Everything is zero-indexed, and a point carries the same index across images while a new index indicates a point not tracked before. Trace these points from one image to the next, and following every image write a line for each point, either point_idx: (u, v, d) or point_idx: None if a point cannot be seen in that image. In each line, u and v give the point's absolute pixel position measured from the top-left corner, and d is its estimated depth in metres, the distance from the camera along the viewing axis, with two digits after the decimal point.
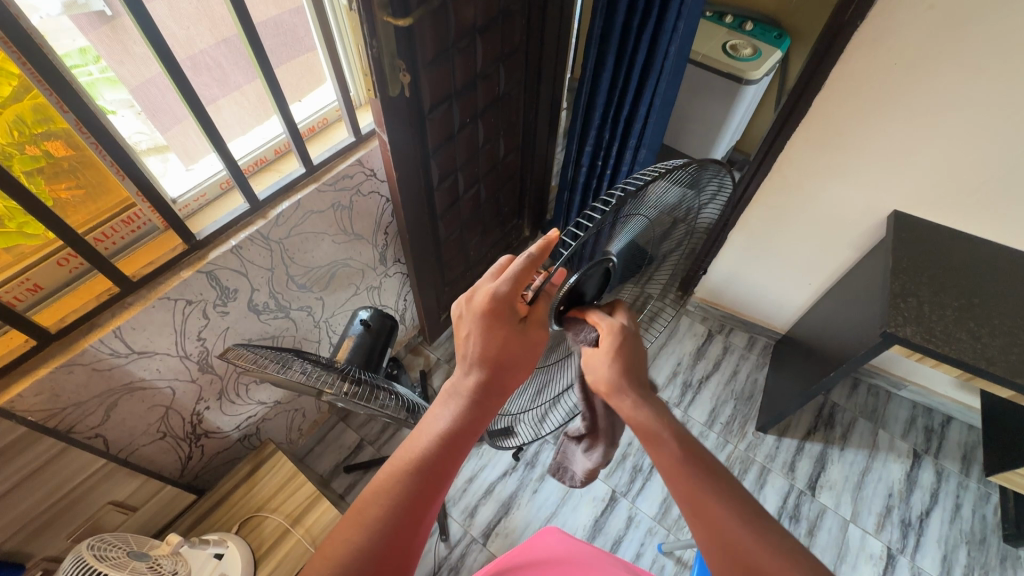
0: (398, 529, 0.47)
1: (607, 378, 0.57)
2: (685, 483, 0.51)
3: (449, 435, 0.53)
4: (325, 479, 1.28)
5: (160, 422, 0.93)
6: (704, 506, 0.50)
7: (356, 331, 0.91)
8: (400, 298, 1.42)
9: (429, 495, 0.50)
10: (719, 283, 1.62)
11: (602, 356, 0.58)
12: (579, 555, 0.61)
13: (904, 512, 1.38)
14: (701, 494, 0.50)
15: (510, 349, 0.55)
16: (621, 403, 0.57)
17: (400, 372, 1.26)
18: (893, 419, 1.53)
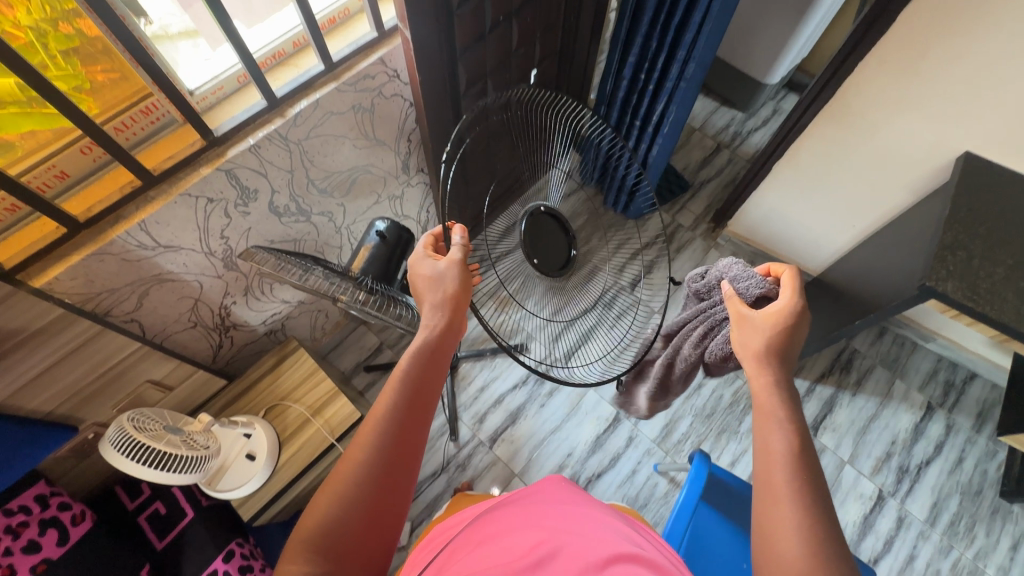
0: (396, 448, 0.51)
1: (757, 347, 0.63)
2: (770, 466, 0.52)
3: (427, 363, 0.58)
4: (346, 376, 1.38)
5: (191, 313, 0.98)
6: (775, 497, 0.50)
7: (372, 242, 0.88)
8: (422, 209, 1.41)
9: (418, 415, 0.54)
10: (754, 219, 1.54)
11: (762, 331, 0.64)
12: (585, 502, 0.62)
13: (903, 459, 1.40)
14: (779, 485, 0.50)
15: (443, 281, 0.63)
16: (759, 370, 0.62)
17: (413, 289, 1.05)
18: (913, 370, 1.51)
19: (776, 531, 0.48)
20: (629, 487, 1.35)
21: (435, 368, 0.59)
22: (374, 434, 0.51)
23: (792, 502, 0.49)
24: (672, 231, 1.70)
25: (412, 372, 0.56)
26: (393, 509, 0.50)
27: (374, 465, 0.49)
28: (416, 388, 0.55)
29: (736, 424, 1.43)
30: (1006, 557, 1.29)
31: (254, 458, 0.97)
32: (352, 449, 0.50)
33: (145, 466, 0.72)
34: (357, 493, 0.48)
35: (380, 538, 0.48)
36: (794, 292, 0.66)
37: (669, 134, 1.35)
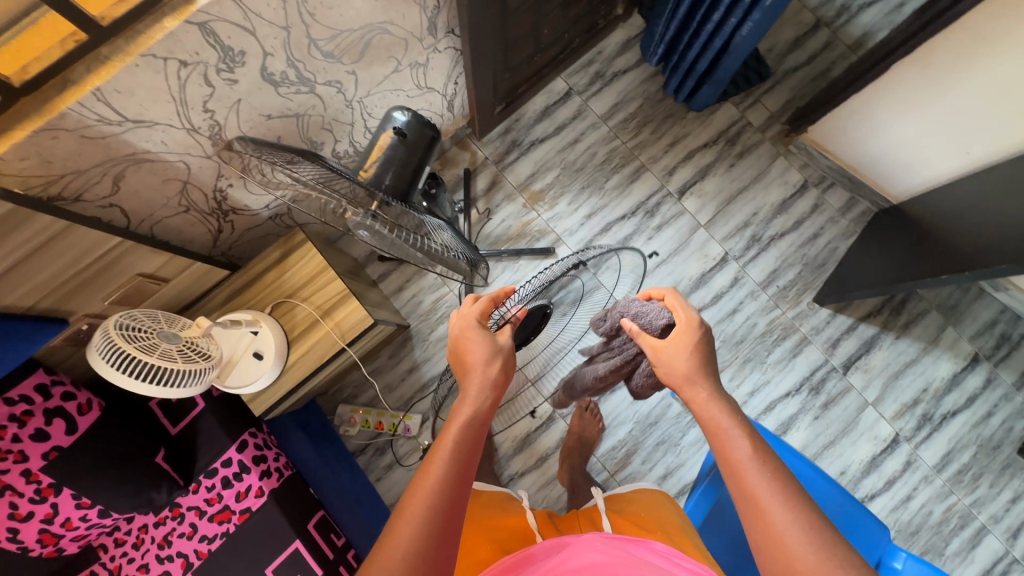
0: (441, 524, 0.51)
1: (684, 369, 0.62)
2: (745, 479, 0.54)
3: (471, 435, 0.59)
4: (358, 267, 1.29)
5: (181, 197, 0.86)
6: (766, 512, 0.52)
7: (388, 140, 0.71)
8: (449, 79, 1.17)
9: (462, 491, 0.54)
10: (846, 130, 1.28)
11: (685, 350, 0.63)
12: (621, 557, 0.66)
13: (929, 408, 1.35)
14: (766, 498, 0.52)
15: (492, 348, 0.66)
16: (696, 390, 0.62)
17: (442, 190, 0.99)
18: (970, 319, 1.39)
19: (780, 543, 0.50)
20: (642, 405, 1.34)
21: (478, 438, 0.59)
22: (418, 510, 0.51)
23: (783, 509, 0.51)
24: (737, 130, 1.45)
25: (457, 445, 0.57)
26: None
27: (424, 537, 0.50)
28: (459, 460, 0.56)
29: (764, 354, 1.36)
30: (1001, 508, 1.31)
31: (262, 357, 0.92)
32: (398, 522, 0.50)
33: (136, 381, 0.68)
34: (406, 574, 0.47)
35: None
36: (686, 308, 0.66)
37: (770, 8, 1.05)
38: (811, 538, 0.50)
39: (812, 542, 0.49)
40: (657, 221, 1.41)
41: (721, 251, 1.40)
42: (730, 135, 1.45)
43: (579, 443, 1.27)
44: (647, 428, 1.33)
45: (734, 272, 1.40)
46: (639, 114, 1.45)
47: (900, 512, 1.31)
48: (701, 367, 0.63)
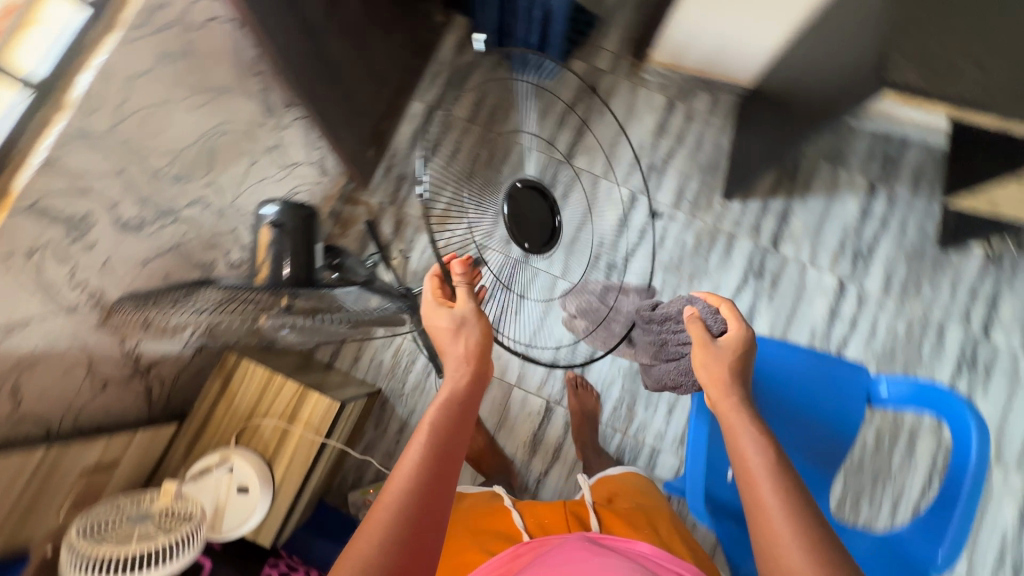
0: (422, 498, 0.56)
1: (719, 375, 0.71)
2: (752, 475, 0.60)
3: (452, 417, 0.64)
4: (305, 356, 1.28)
5: (92, 377, 0.81)
6: (763, 509, 0.57)
7: (270, 236, 0.68)
8: (311, 147, 1.17)
9: (444, 469, 0.59)
10: (680, 42, 1.38)
11: (721, 359, 0.72)
12: (588, 552, 0.72)
13: (856, 244, 1.47)
14: (765, 494, 0.58)
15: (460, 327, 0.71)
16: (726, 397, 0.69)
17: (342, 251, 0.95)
18: (853, 155, 1.52)
19: (781, 551, 0.54)
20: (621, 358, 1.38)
21: (460, 423, 0.65)
22: (396, 490, 0.56)
23: (786, 520, 0.55)
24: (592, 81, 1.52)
25: (434, 428, 0.62)
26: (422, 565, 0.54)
27: (403, 512, 0.54)
28: (439, 441, 0.61)
29: (704, 263, 1.44)
30: (948, 299, 1.45)
31: (247, 490, 0.89)
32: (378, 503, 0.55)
33: None
34: (386, 548, 0.52)
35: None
36: (738, 320, 0.75)
37: None
38: (802, 534, 0.54)
39: (808, 551, 0.53)
40: None
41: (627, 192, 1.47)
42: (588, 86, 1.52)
43: (583, 419, 1.30)
44: (636, 377, 1.37)
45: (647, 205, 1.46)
46: None
47: (873, 343, 1.43)
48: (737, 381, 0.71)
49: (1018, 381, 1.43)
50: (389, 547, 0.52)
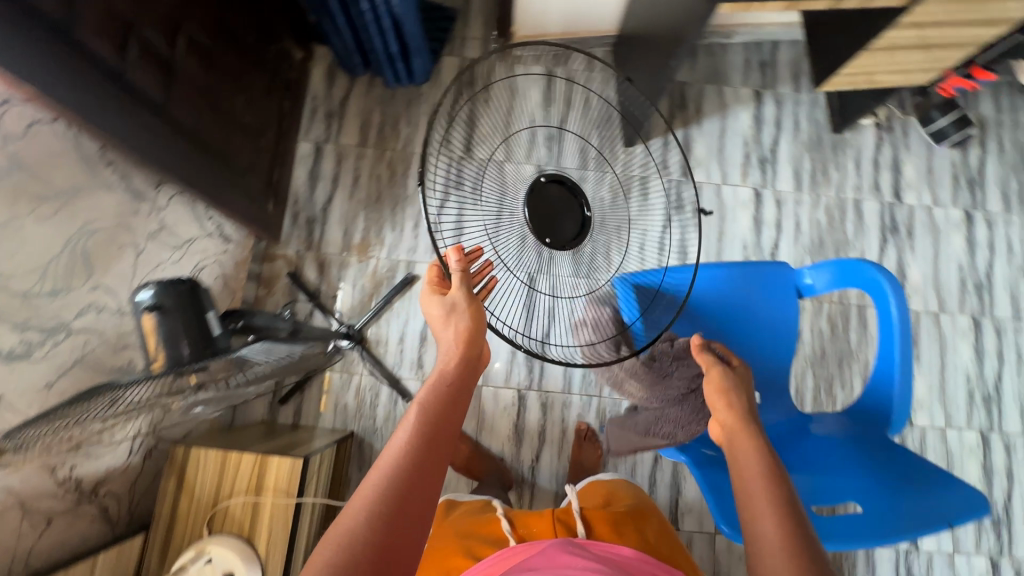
0: (414, 465, 0.58)
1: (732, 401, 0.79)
2: (753, 477, 0.66)
3: (443, 400, 0.66)
4: (270, 427, 1.28)
5: (31, 517, 0.78)
6: (754, 505, 0.63)
7: (153, 322, 0.64)
8: (203, 219, 1.14)
9: (436, 442, 0.62)
10: (536, 12, 1.40)
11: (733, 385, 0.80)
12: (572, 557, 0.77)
13: (759, 152, 1.53)
14: (759, 495, 0.64)
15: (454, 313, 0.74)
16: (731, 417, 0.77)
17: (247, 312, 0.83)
18: (732, 70, 1.57)
19: (762, 540, 0.60)
20: None
21: (451, 407, 0.66)
22: (390, 457, 0.59)
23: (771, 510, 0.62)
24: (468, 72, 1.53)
25: (428, 408, 0.64)
26: (411, 535, 0.55)
27: (394, 475, 0.57)
28: (433, 417, 0.63)
29: None
30: (855, 177, 1.52)
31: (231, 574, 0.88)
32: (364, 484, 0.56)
33: None
34: (377, 508, 0.54)
35: (401, 541, 0.54)
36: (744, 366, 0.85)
37: None
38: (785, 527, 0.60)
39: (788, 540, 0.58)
40: None
41: None
42: None
43: None
44: None
45: None
46: (387, 119, 1.50)
47: (801, 238, 1.49)
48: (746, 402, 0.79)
49: (939, 230, 1.51)
50: (375, 522, 0.54)
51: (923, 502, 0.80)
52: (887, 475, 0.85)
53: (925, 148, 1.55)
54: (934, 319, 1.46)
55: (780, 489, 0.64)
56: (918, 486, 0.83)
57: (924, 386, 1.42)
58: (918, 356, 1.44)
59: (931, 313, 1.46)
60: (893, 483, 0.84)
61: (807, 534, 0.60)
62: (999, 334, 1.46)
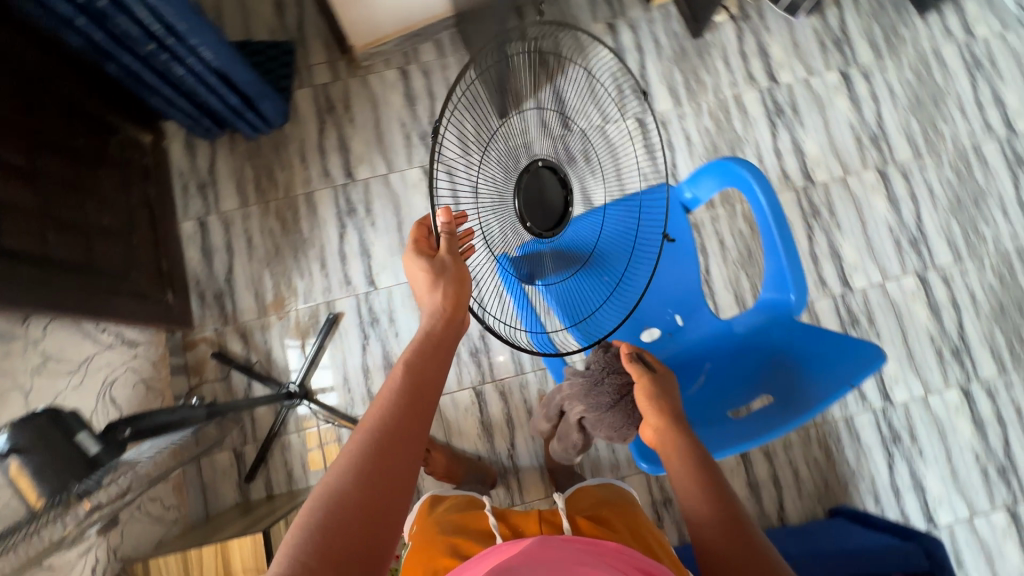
0: (402, 416, 0.62)
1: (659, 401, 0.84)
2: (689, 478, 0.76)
3: (427, 360, 0.70)
4: (244, 506, 1.28)
5: None
6: (693, 504, 0.74)
7: (19, 463, 0.63)
8: (97, 334, 1.12)
9: (421, 399, 0.65)
10: (364, 20, 1.37)
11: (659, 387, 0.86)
12: (557, 552, 0.70)
13: (630, 81, 1.52)
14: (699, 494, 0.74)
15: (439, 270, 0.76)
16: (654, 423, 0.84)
17: (149, 415, 0.76)
18: (580, 10, 1.55)
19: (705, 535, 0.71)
20: None
21: (434, 366, 0.70)
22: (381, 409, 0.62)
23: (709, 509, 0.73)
24: (324, 98, 1.50)
25: (413, 367, 0.68)
26: (401, 472, 0.58)
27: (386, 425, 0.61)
28: (419, 375, 0.67)
29: None
30: (728, 74, 1.53)
31: None
32: (346, 446, 0.59)
33: None
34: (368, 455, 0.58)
35: (392, 484, 0.57)
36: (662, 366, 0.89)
37: (206, 40, 1.07)
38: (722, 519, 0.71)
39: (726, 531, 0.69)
40: (362, 208, 1.45)
41: (419, 170, 1.47)
42: (324, 106, 1.50)
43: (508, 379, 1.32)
44: None
45: None
46: (260, 171, 1.47)
47: (695, 150, 1.49)
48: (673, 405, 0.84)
49: (821, 98, 1.52)
50: (365, 463, 0.57)
51: (829, 374, 0.82)
52: (798, 360, 0.88)
53: (784, 23, 1.55)
54: (843, 184, 1.48)
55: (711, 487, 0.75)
56: (824, 358, 0.85)
57: (852, 249, 1.45)
58: (838, 224, 1.46)
59: (838, 178, 1.48)
60: (803, 367, 0.87)
61: (739, 520, 0.71)
62: (907, 176, 1.49)
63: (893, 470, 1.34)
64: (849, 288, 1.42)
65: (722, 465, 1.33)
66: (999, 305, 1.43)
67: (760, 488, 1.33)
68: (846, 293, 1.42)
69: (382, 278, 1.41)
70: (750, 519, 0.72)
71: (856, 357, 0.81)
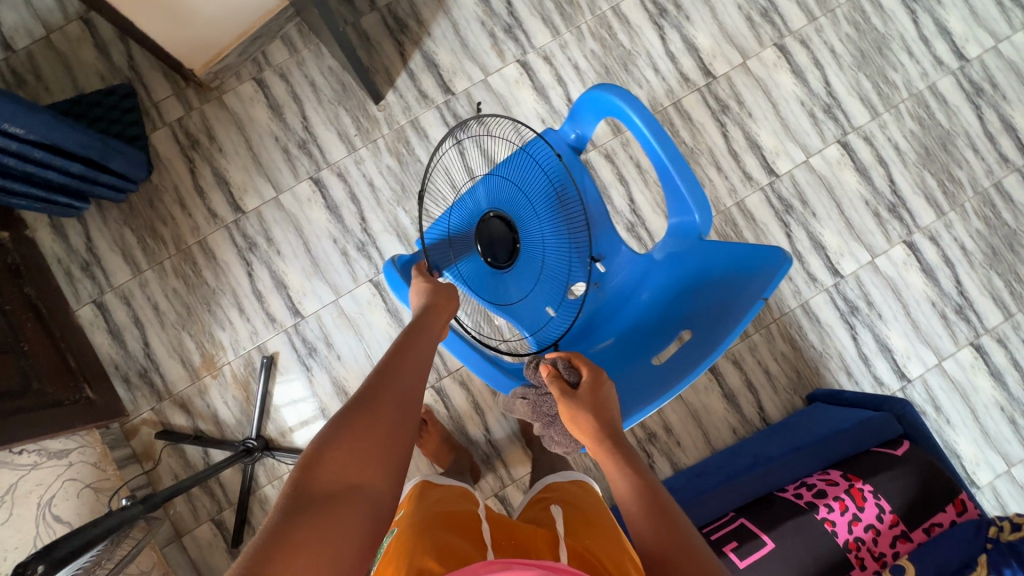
0: (401, 375, 0.69)
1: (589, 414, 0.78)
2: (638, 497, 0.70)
3: (425, 337, 0.78)
4: None
5: None
6: (637, 524, 0.68)
7: None
8: (16, 459, 1.03)
9: (418, 366, 0.73)
10: (190, 37, 1.24)
11: (587, 396, 0.79)
12: None
13: (501, 23, 1.40)
14: (648, 506, 0.69)
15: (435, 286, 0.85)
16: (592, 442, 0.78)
17: (59, 542, 0.71)
18: None
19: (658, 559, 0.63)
20: None
21: (428, 344, 0.78)
22: (380, 372, 0.69)
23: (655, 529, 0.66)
24: (184, 135, 1.37)
25: (411, 342, 0.76)
26: (398, 409, 0.65)
27: (388, 379, 0.68)
28: (418, 346, 0.76)
29: (418, 164, 1.37)
30: None
31: None
32: (344, 407, 0.63)
33: None
34: (370, 394, 0.65)
35: (392, 418, 0.64)
36: (600, 379, 0.81)
37: (9, 114, 0.94)
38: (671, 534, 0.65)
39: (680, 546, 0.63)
40: (262, 239, 1.35)
41: (308, 182, 1.36)
42: (188, 142, 1.37)
43: None
44: None
45: (334, 174, 1.36)
46: (143, 232, 1.35)
47: (587, 78, 1.40)
48: (601, 417, 0.78)
49: None
50: (368, 399, 0.64)
51: (741, 296, 0.78)
52: (715, 287, 0.83)
53: None
54: (745, 69, 1.41)
55: (655, 502, 0.69)
56: (736, 281, 0.80)
57: (769, 135, 1.39)
58: (749, 113, 1.40)
59: (738, 65, 1.41)
60: (720, 294, 0.82)
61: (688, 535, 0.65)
62: (806, 43, 1.42)
63: (859, 341, 1.34)
64: (775, 175, 1.38)
65: (695, 387, 1.32)
66: (923, 149, 1.40)
67: (737, 398, 1.32)
68: (773, 181, 1.38)
69: (305, 305, 1.34)
70: (696, 534, 0.66)
71: (763, 264, 0.77)
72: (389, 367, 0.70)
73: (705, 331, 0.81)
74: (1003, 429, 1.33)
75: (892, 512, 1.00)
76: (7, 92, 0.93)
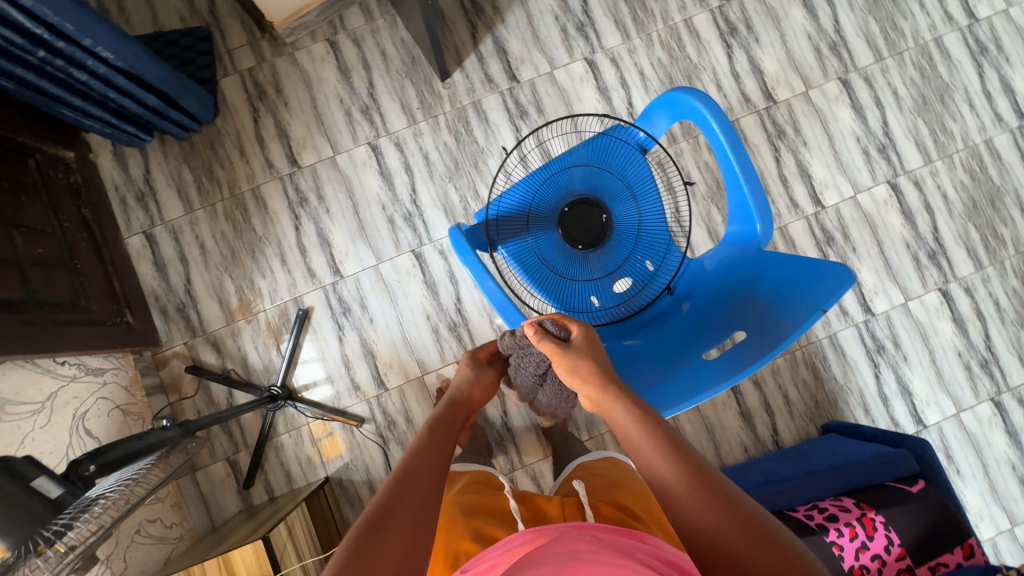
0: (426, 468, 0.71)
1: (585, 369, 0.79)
2: (644, 436, 0.69)
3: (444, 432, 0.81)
4: (251, 510, 1.28)
5: None
6: (648, 460, 0.67)
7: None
8: (58, 370, 1.07)
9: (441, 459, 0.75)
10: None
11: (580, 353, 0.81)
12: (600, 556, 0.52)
13: (574, 20, 1.43)
14: (657, 445, 0.67)
15: (472, 378, 0.94)
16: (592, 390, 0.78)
17: (110, 445, 0.76)
18: None
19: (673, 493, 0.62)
20: None
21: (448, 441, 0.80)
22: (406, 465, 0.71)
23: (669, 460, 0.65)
24: (253, 85, 1.40)
25: (434, 436, 0.79)
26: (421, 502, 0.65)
27: (412, 473, 0.69)
28: (441, 441, 0.79)
29: (474, 145, 1.40)
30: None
31: None
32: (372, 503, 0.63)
33: None
34: (396, 489, 0.66)
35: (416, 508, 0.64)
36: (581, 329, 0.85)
37: (106, 39, 0.98)
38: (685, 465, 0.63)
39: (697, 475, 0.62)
40: (314, 195, 1.38)
41: (365, 147, 1.39)
42: (255, 92, 1.40)
43: None
44: None
45: (392, 142, 1.39)
46: (200, 172, 1.39)
47: (650, 85, 1.42)
48: (599, 367, 0.79)
49: (775, 9, 1.45)
50: (395, 494, 0.65)
51: (796, 302, 0.79)
52: (766, 293, 0.85)
53: None
54: (806, 99, 1.43)
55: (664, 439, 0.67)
56: (789, 287, 0.82)
57: (821, 166, 1.41)
58: (804, 142, 1.42)
59: (800, 94, 1.43)
60: (771, 299, 0.83)
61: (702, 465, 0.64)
62: (871, 82, 1.43)
63: (881, 380, 1.36)
64: (821, 205, 1.40)
65: (713, 400, 1.34)
66: (971, 202, 1.41)
67: (753, 417, 1.33)
68: (818, 212, 1.40)
69: (346, 266, 1.37)
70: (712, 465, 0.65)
71: (821, 281, 0.78)
72: (416, 460, 0.72)
73: (754, 334, 0.82)
74: (1012, 488, 1.34)
75: (900, 545, 1.02)
76: (106, 17, 0.96)
